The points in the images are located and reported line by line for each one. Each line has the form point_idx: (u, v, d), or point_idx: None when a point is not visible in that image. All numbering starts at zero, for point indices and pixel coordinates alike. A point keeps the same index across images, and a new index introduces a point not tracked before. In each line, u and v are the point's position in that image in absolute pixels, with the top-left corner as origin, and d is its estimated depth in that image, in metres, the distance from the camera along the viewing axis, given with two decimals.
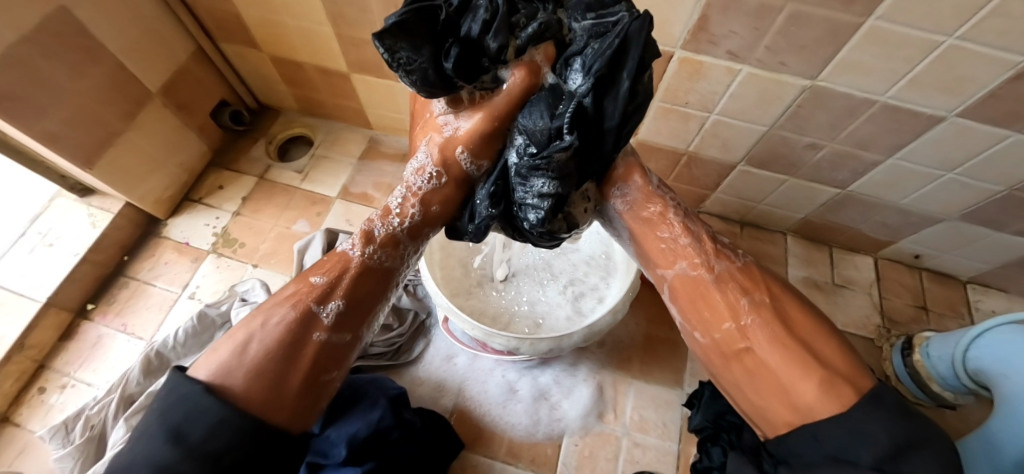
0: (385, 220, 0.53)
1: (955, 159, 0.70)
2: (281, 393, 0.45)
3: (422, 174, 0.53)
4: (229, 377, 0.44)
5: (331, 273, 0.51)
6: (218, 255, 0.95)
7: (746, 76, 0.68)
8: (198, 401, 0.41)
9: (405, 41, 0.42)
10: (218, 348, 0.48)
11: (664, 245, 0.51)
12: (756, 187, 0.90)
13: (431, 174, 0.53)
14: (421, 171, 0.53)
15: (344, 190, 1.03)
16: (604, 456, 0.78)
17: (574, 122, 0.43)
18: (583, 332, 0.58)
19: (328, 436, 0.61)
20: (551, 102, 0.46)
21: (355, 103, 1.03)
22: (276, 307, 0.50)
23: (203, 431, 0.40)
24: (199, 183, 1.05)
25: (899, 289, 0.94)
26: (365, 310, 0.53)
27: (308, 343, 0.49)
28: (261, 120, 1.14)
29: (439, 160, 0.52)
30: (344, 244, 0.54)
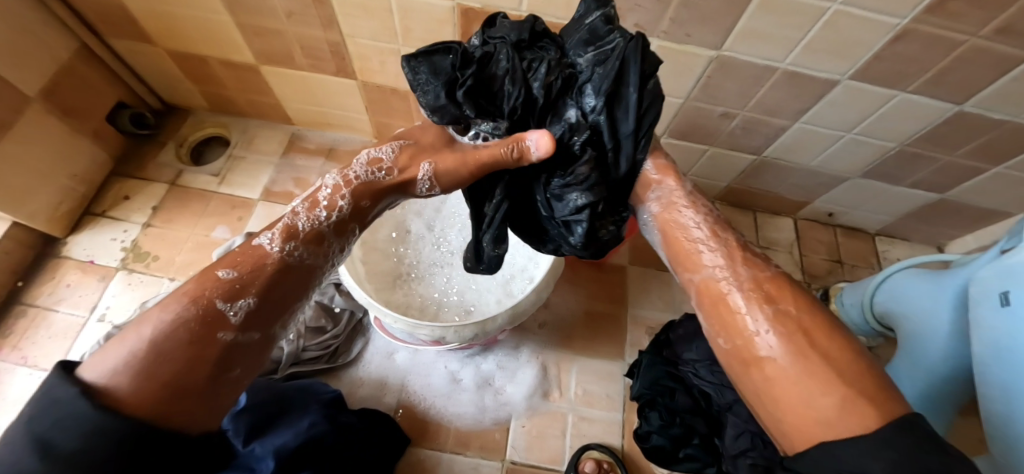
0: (310, 212, 0.52)
1: (852, 120, 0.75)
2: (183, 391, 0.40)
3: (374, 168, 0.54)
4: (115, 379, 0.38)
5: (243, 268, 0.47)
6: (129, 272, 0.88)
7: (657, 49, 0.69)
8: (76, 402, 0.36)
9: (425, 63, 0.48)
10: (108, 348, 0.41)
11: (694, 250, 0.52)
12: (680, 158, 0.92)
13: (382, 170, 0.55)
14: (376, 163, 0.55)
15: (267, 191, 0.97)
16: (552, 434, 0.79)
17: (589, 136, 0.51)
18: (507, 314, 0.57)
19: (253, 451, 0.57)
20: (570, 126, 0.51)
21: (270, 98, 0.97)
22: (173, 302, 0.44)
23: (75, 437, 0.34)
24: (102, 195, 0.96)
25: (817, 245, 1.00)
26: (281, 306, 0.49)
27: (212, 341, 0.43)
28: (169, 122, 1.05)
29: (400, 163, 0.55)
30: (259, 239, 0.50)
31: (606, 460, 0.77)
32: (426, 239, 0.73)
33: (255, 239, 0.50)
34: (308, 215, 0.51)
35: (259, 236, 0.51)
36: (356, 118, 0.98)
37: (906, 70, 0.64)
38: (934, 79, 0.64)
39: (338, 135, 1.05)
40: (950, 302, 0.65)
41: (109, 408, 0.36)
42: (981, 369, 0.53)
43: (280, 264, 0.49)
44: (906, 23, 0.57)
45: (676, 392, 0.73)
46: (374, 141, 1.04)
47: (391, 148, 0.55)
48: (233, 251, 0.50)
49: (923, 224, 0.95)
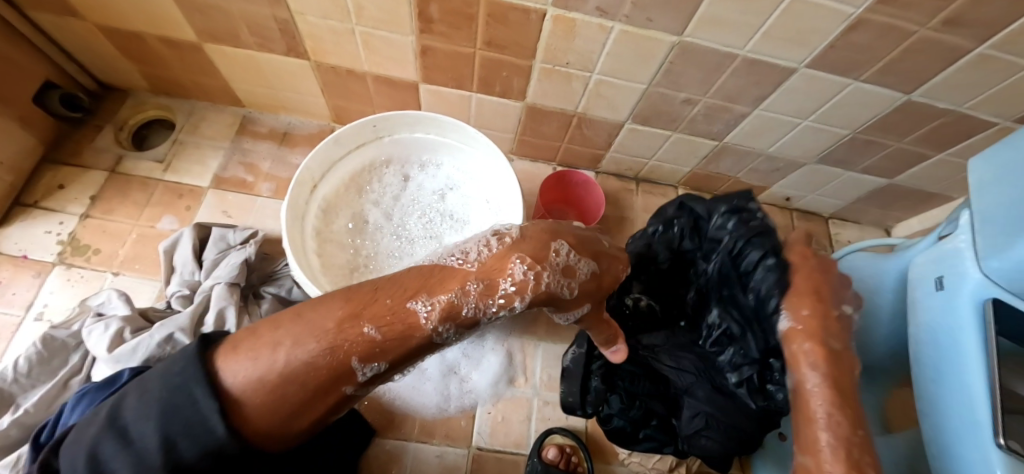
0: (467, 297, 0.43)
1: (808, 107, 0.76)
2: (287, 425, 0.40)
3: (556, 288, 0.45)
4: (242, 392, 0.37)
5: (390, 328, 0.41)
6: (68, 267, 0.82)
7: (619, 34, 0.68)
8: (202, 409, 0.35)
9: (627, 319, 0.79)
10: (251, 341, 0.39)
11: (822, 425, 0.46)
12: (644, 144, 0.92)
13: (563, 290, 0.46)
14: (558, 282, 0.45)
15: (217, 179, 0.92)
16: (517, 420, 0.80)
17: (739, 325, 0.66)
18: None
19: None
20: (747, 323, 0.65)
21: (216, 79, 0.91)
22: (311, 333, 0.39)
23: (196, 451, 0.35)
24: (32, 184, 0.89)
25: None
26: (408, 361, 0.45)
27: (333, 392, 0.41)
28: (106, 104, 0.97)
29: (579, 291, 0.47)
30: (418, 302, 0.42)
31: (569, 444, 0.79)
32: (385, 227, 0.69)
33: (409, 303, 0.42)
34: (481, 302, 0.44)
35: (418, 294, 0.43)
36: (311, 102, 0.94)
37: (859, 59, 0.65)
38: (885, 68, 0.65)
39: (293, 118, 1.00)
40: (893, 285, 0.68)
41: (232, 425, 0.36)
42: (916, 354, 0.53)
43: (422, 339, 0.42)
44: (860, 13, 0.57)
45: (638, 377, 0.72)
46: (331, 125, 1.00)
47: (585, 268, 0.46)
48: (394, 278, 0.44)
49: (872, 208, 0.99)
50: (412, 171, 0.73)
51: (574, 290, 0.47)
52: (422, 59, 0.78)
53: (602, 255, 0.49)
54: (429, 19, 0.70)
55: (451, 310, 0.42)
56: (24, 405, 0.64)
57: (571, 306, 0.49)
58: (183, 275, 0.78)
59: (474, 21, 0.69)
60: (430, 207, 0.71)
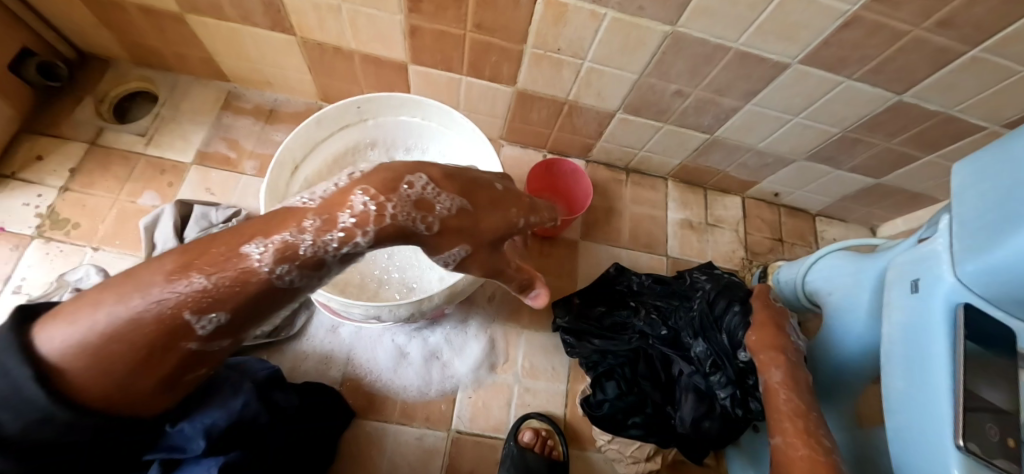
0: (306, 233, 0.41)
1: (799, 104, 0.75)
2: (117, 389, 0.39)
3: (416, 215, 0.43)
4: (67, 359, 0.38)
5: (223, 277, 0.40)
6: (46, 240, 0.81)
7: (611, 21, 0.66)
8: (15, 376, 0.36)
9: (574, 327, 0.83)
10: (74, 309, 0.40)
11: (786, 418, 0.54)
12: (635, 134, 0.91)
13: (427, 221, 0.44)
14: (419, 210, 0.43)
15: (201, 155, 0.91)
16: (496, 405, 0.82)
17: (706, 354, 0.71)
18: (444, 293, 0.56)
19: (181, 431, 0.54)
20: (719, 352, 0.70)
21: (199, 51, 0.89)
22: (138, 291, 0.39)
23: (15, 423, 0.36)
24: (9, 155, 0.87)
25: (760, 224, 1.03)
26: (262, 314, 0.44)
27: (172, 349, 0.40)
28: (86, 75, 0.94)
29: (452, 220, 0.45)
30: (252, 247, 0.41)
31: (545, 428, 0.80)
32: None
33: (240, 248, 0.40)
34: (317, 237, 0.41)
35: (252, 239, 0.41)
36: (297, 79, 0.92)
37: (851, 56, 0.64)
38: (876, 67, 0.64)
39: (279, 95, 0.97)
40: (873, 282, 0.67)
41: (57, 393, 0.37)
42: (888, 355, 0.52)
43: (261, 284, 0.41)
44: (854, 10, 0.56)
45: (637, 362, 0.78)
46: (318, 103, 0.98)
47: (448, 202, 0.45)
48: (238, 226, 0.43)
49: (858, 206, 0.99)
50: (397, 155, 0.72)
51: (452, 221, 0.45)
52: (410, 39, 0.76)
53: (484, 192, 0.49)
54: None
55: (285, 246, 0.40)
56: None
57: (447, 245, 0.46)
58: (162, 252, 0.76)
59: (463, 3, 0.67)
60: None
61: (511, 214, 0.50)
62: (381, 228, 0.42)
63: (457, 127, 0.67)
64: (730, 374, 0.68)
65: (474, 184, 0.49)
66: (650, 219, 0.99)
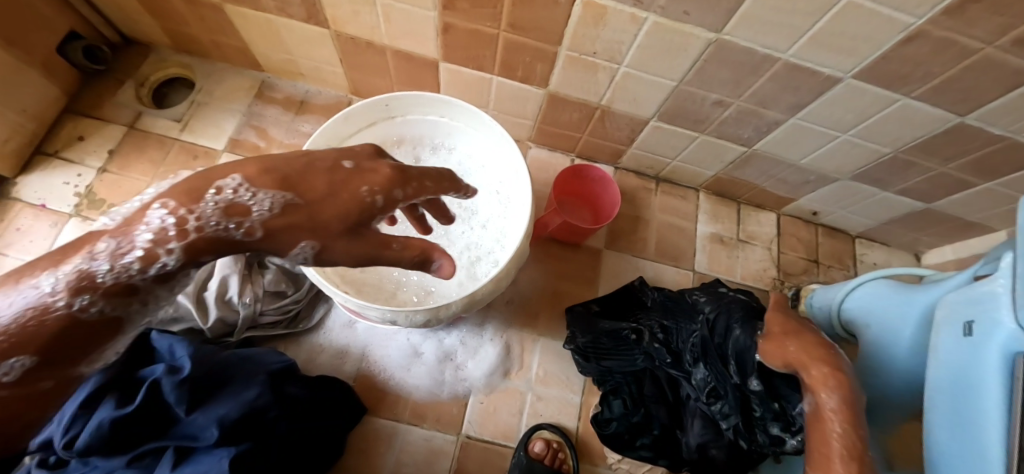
0: (106, 253, 0.31)
1: (849, 120, 0.71)
2: None
3: (226, 219, 0.32)
4: None
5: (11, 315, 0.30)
6: (83, 219, 0.84)
7: (652, 25, 0.63)
8: None
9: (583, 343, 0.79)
10: None
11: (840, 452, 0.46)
12: (668, 143, 0.88)
13: (239, 226, 0.33)
14: (227, 217, 0.32)
15: (232, 142, 0.92)
16: (507, 411, 0.80)
17: (704, 379, 0.66)
18: (463, 301, 0.54)
19: (194, 420, 0.55)
20: (719, 378, 0.64)
21: (235, 40, 0.89)
22: None
23: None
24: (53, 134, 0.90)
25: (795, 243, 0.98)
26: (85, 353, 0.33)
27: None
28: (127, 58, 0.97)
29: (266, 215, 0.33)
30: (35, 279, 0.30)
31: (557, 439, 0.79)
32: None
33: (27, 278, 0.31)
34: (113, 261, 0.31)
35: (41, 269, 0.31)
36: (329, 71, 0.92)
37: (911, 73, 0.59)
38: (938, 86, 0.60)
39: (310, 86, 0.98)
40: (917, 316, 0.63)
41: None
42: (932, 396, 0.48)
43: (58, 323, 0.30)
44: (920, 24, 0.52)
45: (644, 381, 0.75)
46: (348, 96, 0.98)
47: (266, 200, 0.33)
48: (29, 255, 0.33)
49: (904, 231, 0.93)
50: (423, 153, 0.71)
51: (278, 218, 0.34)
52: (443, 36, 0.75)
53: (319, 171, 0.36)
54: None
55: (72, 280, 0.30)
56: None
57: (284, 243, 0.34)
58: None
59: (499, 1, 0.65)
60: None
61: (362, 190, 0.36)
62: (187, 240, 0.32)
63: (485, 129, 0.65)
64: (733, 404, 0.63)
65: (306, 167, 0.36)
66: (678, 232, 0.95)
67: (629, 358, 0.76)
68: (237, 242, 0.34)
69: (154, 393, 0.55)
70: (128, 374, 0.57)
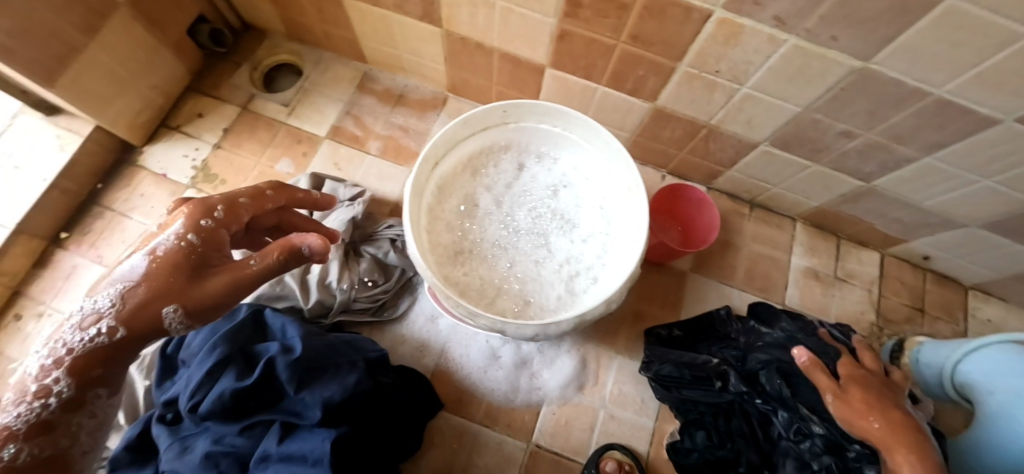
0: (20, 404, 0.43)
1: (997, 166, 0.64)
2: None
3: (81, 330, 0.43)
4: None
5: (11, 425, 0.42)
6: (197, 191, 0.90)
7: (790, 48, 0.60)
8: None
9: (667, 366, 0.76)
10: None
11: None
12: (775, 169, 0.83)
13: (105, 327, 0.44)
14: (81, 327, 0.43)
15: (334, 129, 0.96)
16: (579, 426, 0.79)
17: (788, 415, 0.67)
18: (573, 320, 0.53)
19: (302, 398, 0.58)
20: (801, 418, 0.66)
21: (347, 32, 0.92)
22: None
23: None
24: (177, 109, 0.97)
25: (899, 287, 0.91)
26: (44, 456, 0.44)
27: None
28: (244, 42, 1.02)
29: (134, 307, 0.45)
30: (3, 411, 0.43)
31: (627, 462, 0.77)
32: (494, 212, 0.67)
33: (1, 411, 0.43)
34: (35, 381, 0.42)
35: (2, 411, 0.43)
36: (431, 68, 0.93)
37: None
38: None
39: (409, 81, 1.00)
40: None
41: None
42: None
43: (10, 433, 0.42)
44: None
45: (732, 415, 0.72)
46: (445, 93, 0.99)
47: (105, 300, 0.45)
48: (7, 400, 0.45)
49: None
50: (527, 161, 0.70)
51: (125, 312, 0.44)
52: (557, 43, 0.74)
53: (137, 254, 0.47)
54: (578, 4, 0.65)
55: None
56: None
57: (153, 315, 0.45)
58: None
59: (626, 12, 0.64)
60: (541, 201, 0.68)
61: (166, 243, 0.47)
62: (63, 365, 0.43)
63: (599, 142, 0.64)
64: (821, 442, 0.64)
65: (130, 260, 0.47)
66: (770, 262, 0.91)
67: (706, 391, 0.73)
68: (118, 343, 0.45)
69: (269, 369, 0.58)
70: (245, 347, 0.61)
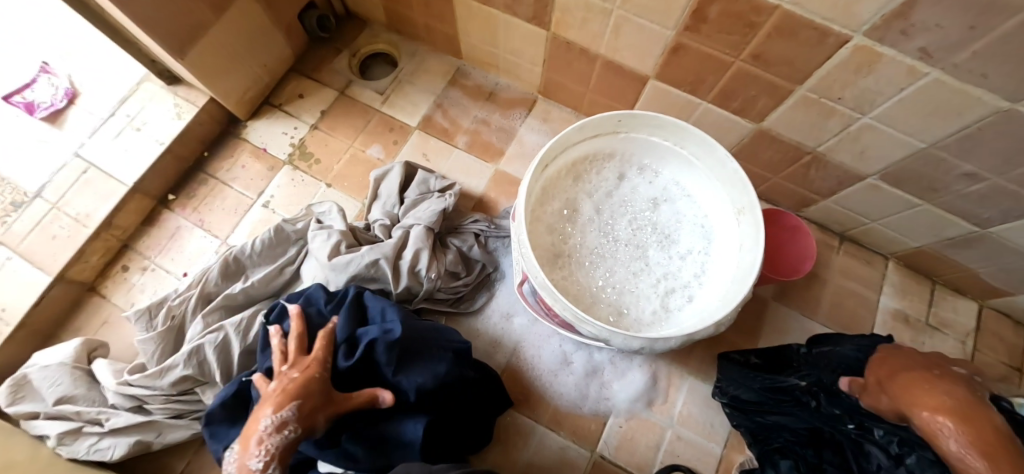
0: None
1: None
2: None
3: (277, 432, 0.51)
4: None
5: None
6: (293, 169, 0.94)
7: (929, 82, 0.57)
8: None
9: (735, 387, 0.75)
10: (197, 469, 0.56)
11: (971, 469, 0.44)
12: (877, 204, 0.80)
13: (285, 430, 0.52)
14: (274, 430, 0.51)
15: (425, 120, 0.98)
16: (645, 443, 0.78)
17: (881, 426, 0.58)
18: (682, 338, 0.52)
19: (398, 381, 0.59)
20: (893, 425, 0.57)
21: (448, 27, 0.95)
22: None
23: None
24: (280, 88, 1.01)
25: (996, 343, 0.86)
26: None
27: None
28: (346, 30, 1.06)
29: (301, 417, 0.53)
30: None
31: None
32: (594, 220, 0.67)
33: None
34: None
35: None
36: (527, 69, 0.94)
37: None
38: None
39: (501, 79, 1.01)
40: None
41: None
42: None
43: None
44: None
45: (824, 446, 0.64)
46: (535, 95, 1.00)
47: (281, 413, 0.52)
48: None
49: None
50: (628, 172, 0.70)
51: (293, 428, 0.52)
52: (670, 56, 0.73)
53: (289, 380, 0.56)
54: (703, 19, 0.65)
55: None
56: (252, 279, 0.78)
57: (311, 423, 0.53)
58: (386, 205, 0.84)
59: (753, 31, 0.63)
60: (641, 213, 0.68)
61: (305, 375, 0.56)
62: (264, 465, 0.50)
63: (712, 161, 0.63)
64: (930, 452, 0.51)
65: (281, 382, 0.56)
66: (857, 299, 0.88)
67: (796, 415, 0.68)
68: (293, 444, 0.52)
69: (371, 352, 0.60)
70: (348, 329, 0.63)
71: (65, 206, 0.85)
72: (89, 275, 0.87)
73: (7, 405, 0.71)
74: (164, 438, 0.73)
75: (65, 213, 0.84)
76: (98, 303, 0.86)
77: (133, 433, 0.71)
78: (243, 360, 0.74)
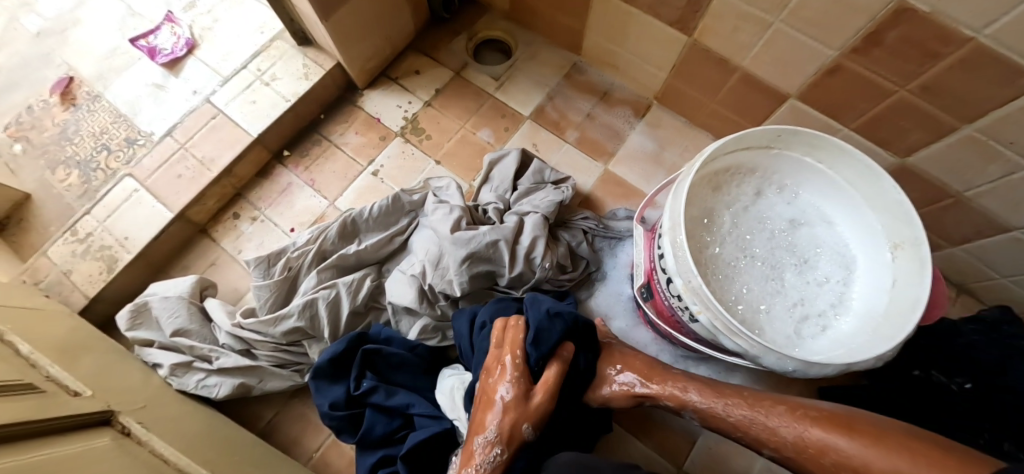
0: None
1: None
2: None
3: (489, 450, 0.54)
4: None
5: None
6: (404, 141, 0.95)
7: None
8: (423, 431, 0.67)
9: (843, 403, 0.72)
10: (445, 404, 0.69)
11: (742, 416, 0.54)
12: (1015, 259, 0.76)
13: (493, 446, 0.55)
14: (488, 447, 0.55)
15: (537, 111, 0.98)
16: (734, 468, 0.75)
17: None
18: (840, 368, 0.51)
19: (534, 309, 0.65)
20: None
21: (575, 22, 0.94)
22: None
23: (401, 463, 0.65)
24: (398, 62, 1.03)
25: None
26: None
27: None
28: (467, 12, 1.07)
29: (505, 432, 0.55)
30: None
31: None
32: (732, 233, 0.65)
33: None
34: None
35: None
36: (649, 73, 0.93)
37: None
38: None
39: (616, 80, 1.01)
40: None
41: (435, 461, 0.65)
42: None
43: None
44: None
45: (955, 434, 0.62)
46: (650, 100, 0.99)
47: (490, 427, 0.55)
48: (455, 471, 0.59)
49: None
50: (768, 190, 0.68)
51: (506, 447, 0.55)
52: (823, 76, 0.71)
53: (491, 382, 0.60)
54: (877, 43, 0.62)
55: None
56: (365, 243, 0.79)
57: (519, 434, 0.56)
58: (498, 190, 0.83)
59: (933, 61, 0.59)
60: (779, 233, 0.66)
61: (506, 384, 0.58)
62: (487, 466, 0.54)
63: (872, 190, 0.60)
64: None
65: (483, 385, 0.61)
66: None
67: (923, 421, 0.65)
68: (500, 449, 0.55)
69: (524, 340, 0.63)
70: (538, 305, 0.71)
71: (192, 148, 0.88)
72: (203, 218, 0.90)
73: (126, 330, 0.74)
74: (265, 385, 0.74)
75: (192, 156, 0.88)
76: (209, 245, 0.90)
77: (238, 376, 0.73)
78: (349, 320, 0.75)
